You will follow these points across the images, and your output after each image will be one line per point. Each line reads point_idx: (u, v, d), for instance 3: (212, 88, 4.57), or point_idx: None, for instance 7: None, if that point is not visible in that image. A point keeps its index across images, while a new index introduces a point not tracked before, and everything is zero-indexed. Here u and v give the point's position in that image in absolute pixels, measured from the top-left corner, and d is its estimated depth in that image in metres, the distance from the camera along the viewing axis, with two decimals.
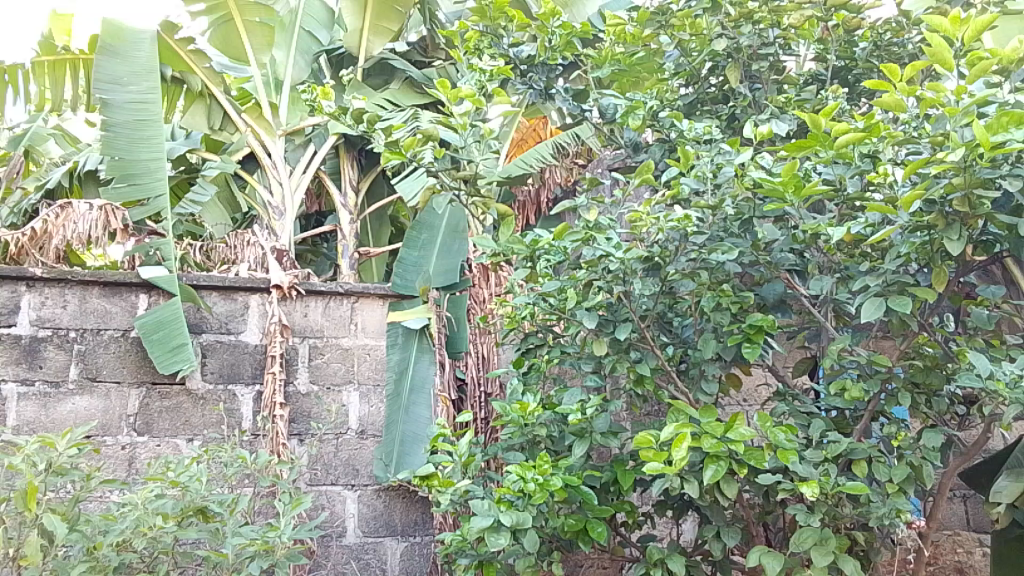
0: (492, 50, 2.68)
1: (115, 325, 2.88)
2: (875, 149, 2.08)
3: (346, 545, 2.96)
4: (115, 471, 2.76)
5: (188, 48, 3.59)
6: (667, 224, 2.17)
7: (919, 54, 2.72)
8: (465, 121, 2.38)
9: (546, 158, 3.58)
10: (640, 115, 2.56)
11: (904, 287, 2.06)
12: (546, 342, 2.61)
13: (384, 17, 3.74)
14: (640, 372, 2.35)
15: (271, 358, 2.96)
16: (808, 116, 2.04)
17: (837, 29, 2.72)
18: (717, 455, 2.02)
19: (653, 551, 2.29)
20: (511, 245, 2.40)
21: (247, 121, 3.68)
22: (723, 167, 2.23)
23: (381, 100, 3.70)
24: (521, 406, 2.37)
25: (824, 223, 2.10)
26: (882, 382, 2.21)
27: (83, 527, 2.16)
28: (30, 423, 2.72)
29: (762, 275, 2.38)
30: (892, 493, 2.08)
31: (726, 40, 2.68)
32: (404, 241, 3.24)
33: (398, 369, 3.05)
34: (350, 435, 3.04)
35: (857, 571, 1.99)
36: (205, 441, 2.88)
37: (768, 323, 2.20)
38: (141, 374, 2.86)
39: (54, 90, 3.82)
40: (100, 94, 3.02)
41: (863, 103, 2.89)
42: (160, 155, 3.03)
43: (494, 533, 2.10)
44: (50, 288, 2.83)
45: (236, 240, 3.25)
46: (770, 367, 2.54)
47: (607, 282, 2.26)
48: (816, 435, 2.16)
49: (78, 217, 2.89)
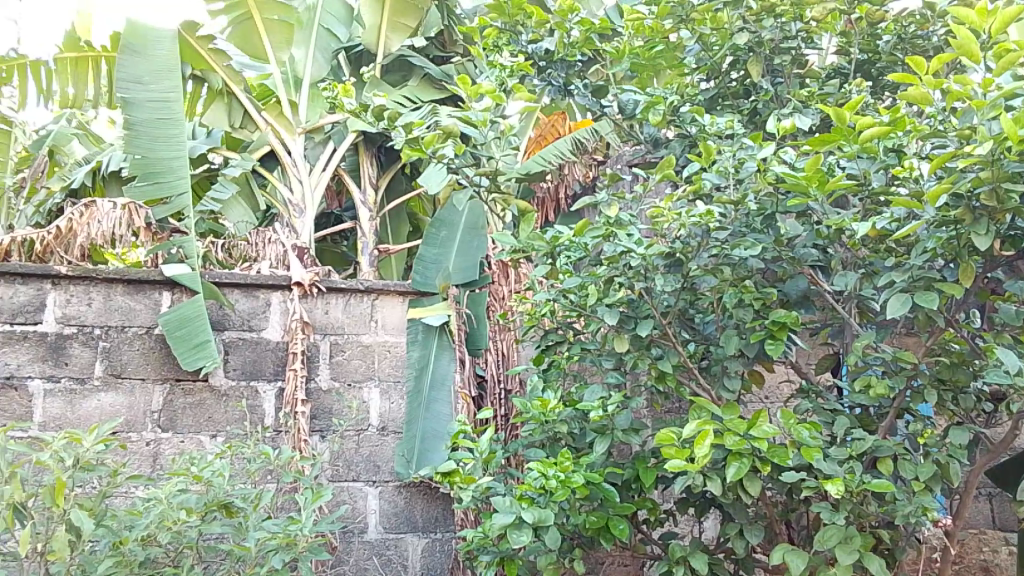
0: (511, 48, 2.71)
1: (139, 323, 2.90)
2: (899, 144, 2.08)
3: (368, 540, 2.97)
4: (139, 467, 2.79)
5: (208, 47, 3.60)
6: (688, 220, 2.17)
7: (944, 47, 2.69)
8: (485, 117, 2.38)
9: (564, 154, 3.49)
10: (660, 110, 2.55)
11: (931, 283, 2.04)
12: (566, 339, 2.62)
13: (402, 13, 3.76)
14: (662, 369, 2.35)
15: (293, 355, 2.98)
16: (831, 110, 2.02)
17: (860, 22, 2.69)
18: (740, 453, 2.01)
19: (676, 548, 2.28)
20: (531, 241, 2.42)
21: (268, 119, 3.70)
22: (746, 162, 2.19)
23: (401, 97, 3.65)
24: (541, 403, 2.39)
25: (849, 218, 2.07)
26: (907, 379, 2.18)
27: (109, 522, 2.19)
28: (57, 419, 2.75)
29: (785, 270, 2.35)
30: (919, 491, 2.05)
31: (748, 34, 2.66)
32: (424, 238, 3.26)
33: (418, 365, 3.05)
34: (371, 431, 3.05)
35: (882, 570, 1.97)
36: (228, 437, 2.90)
37: (792, 320, 2.19)
38: (165, 371, 2.89)
39: (77, 89, 3.85)
40: (121, 93, 3.04)
41: (887, 97, 2.86)
42: (181, 154, 3.06)
43: (516, 530, 2.11)
44: (74, 285, 2.87)
45: (257, 237, 3.24)
46: (793, 364, 2.52)
47: (628, 279, 2.26)
48: (840, 433, 2.14)
49: (103, 216, 2.96)
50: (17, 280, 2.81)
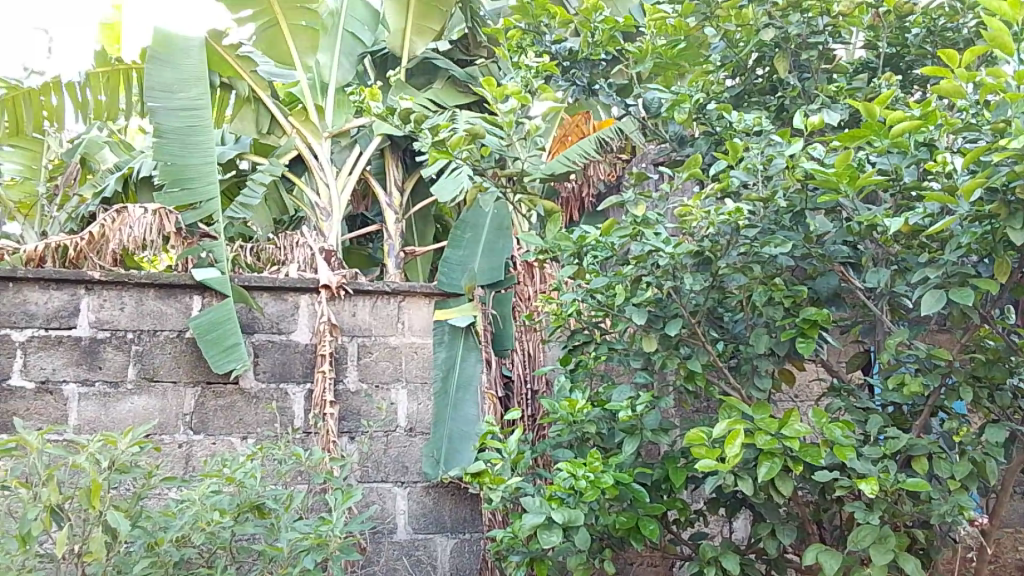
0: (534, 48, 2.68)
1: (170, 327, 2.94)
2: (931, 138, 2.05)
3: (397, 541, 2.99)
4: (172, 468, 2.82)
5: (235, 55, 3.69)
6: (717, 218, 2.15)
7: (974, 39, 2.64)
8: (511, 119, 2.37)
9: (589, 153, 3.47)
10: (686, 109, 2.54)
11: (965, 278, 2.01)
12: (593, 339, 2.62)
13: (427, 16, 3.77)
14: (691, 368, 2.33)
15: (321, 357, 3.00)
16: (861, 105, 2.00)
17: (888, 16, 2.66)
18: (772, 452, 1.99)
19: (707, 548, 2.27)
20: (558, 242, 2.41)
21: (293, 124, 3.73)
22: (774, 158, 2.17)
23: (425, 100, 3.66)
24: (569, 402, 2.40)
25: (880, 214, 2.04)
26: (942, 376, 2.15)
27: (144, 524, 2.22)
28: (91, 422, 2.80)
29: (816, 267, 2.33)
30: (955, 490, 2.02)
31: (774, 30, 2.62)
32: (449, 240, 3.27)
33: (444, 367, 3.11)
34: (399, 433, 3.06)
35: (918, 570, 1.94)
36: (259, 438, 2.93)
37: (823, 317, 2.16)
38: (196, 374, 2.92)
39: (110, 99, 3.86)
40: (150, 102, 3.08)
41: (916, 90, 2.81)
42: (210, 160, 3.10)
43: (547, 530, 2.12)
44: (107, 291, 2.91)
45: (285, 241, 3.28)
46: (824, 363, 2.49)
47: (656, 278, 2.26)
48: (873, 431, 2.11)
49: (134, 221, 3.00)
50: (52, 286, 2.86)
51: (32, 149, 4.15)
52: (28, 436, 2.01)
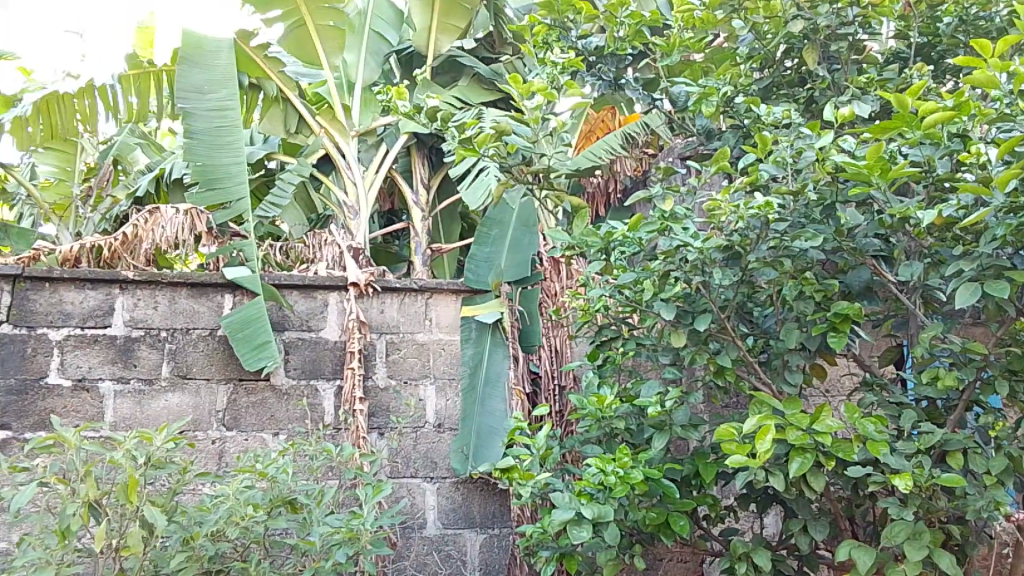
0: (560, 44, 2.67)
1: (202, 325, 2.99)
2: (964, 129, 2.00)
3: (427, 536, 3.01)
4: (206, 464, 2.87)
5: (264, 56, 3.71)
6: (747, 212, 2.13)
7: (1008, 28, 2.59)
8: (537, 115, 2.40)
9: (615, 149, 3.46)
10: (714, 102, 2.53)
11: (1001, 271, 1.97)
12: (621, 334, 2.61)
13: (452, 14, 3.76)
14: (720, 364, 2.33)
15: (350, 354, 3.02)
16: (893, 97, 1.97)
17: (920, 5, 2.64)
18: (802, 448, 1.97)
19: (737, 545, 2.26)
20: (585, 238, 2.40)
21: (322, 124, 3.78)
22: (804, 151, 2.13)
23: (451, 97, 3.68)
24: (598, 399, 2.37)
25: (912, 207, 2.01)
26: (977, 370, 2.12)
27: (179, 519, 2.26)
28: (127, 419, 2.85)
29: (847, 262, 2.31)
30: (991, 485, 1.99)
31: (802, 21, 2.60)
32: (476, 237, 3.29)
33: (472, 363, 3.10)
34: (428, 428, 3.09)
35: (953, 565, 1.92)
36: (290, 434, 2.97)
37: (855, 311, 2.13)
38: (229, 371, 2.96)
39: (141, 101, 3.92)
40: (181, 103, 3.12)
41: (950, 80, 2.77)
42: (240, 159, 3.14)
43: (576, 526, 2.13)
44: (141, 290, 2.96)
45: (314, 239, 3.33)
46: (856, 358, 2.47)
47: (685, 273, 2.26)
48: (907, 427, 2.08)
49: (166, 222, 3.06)
50: (87, 286, 2.92)
51: (66, 151, 4.24)
52: (66, 433, 2.06)
